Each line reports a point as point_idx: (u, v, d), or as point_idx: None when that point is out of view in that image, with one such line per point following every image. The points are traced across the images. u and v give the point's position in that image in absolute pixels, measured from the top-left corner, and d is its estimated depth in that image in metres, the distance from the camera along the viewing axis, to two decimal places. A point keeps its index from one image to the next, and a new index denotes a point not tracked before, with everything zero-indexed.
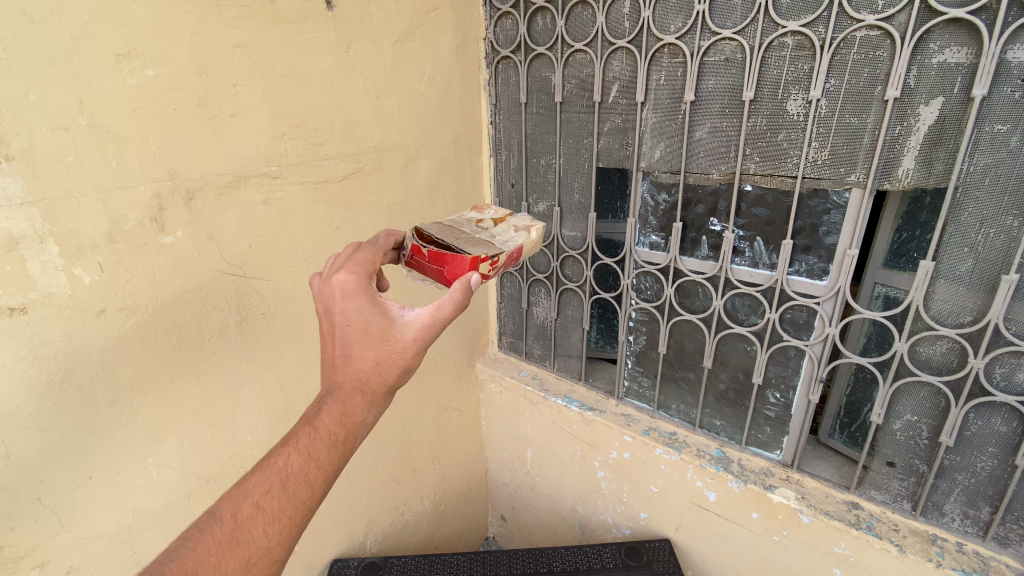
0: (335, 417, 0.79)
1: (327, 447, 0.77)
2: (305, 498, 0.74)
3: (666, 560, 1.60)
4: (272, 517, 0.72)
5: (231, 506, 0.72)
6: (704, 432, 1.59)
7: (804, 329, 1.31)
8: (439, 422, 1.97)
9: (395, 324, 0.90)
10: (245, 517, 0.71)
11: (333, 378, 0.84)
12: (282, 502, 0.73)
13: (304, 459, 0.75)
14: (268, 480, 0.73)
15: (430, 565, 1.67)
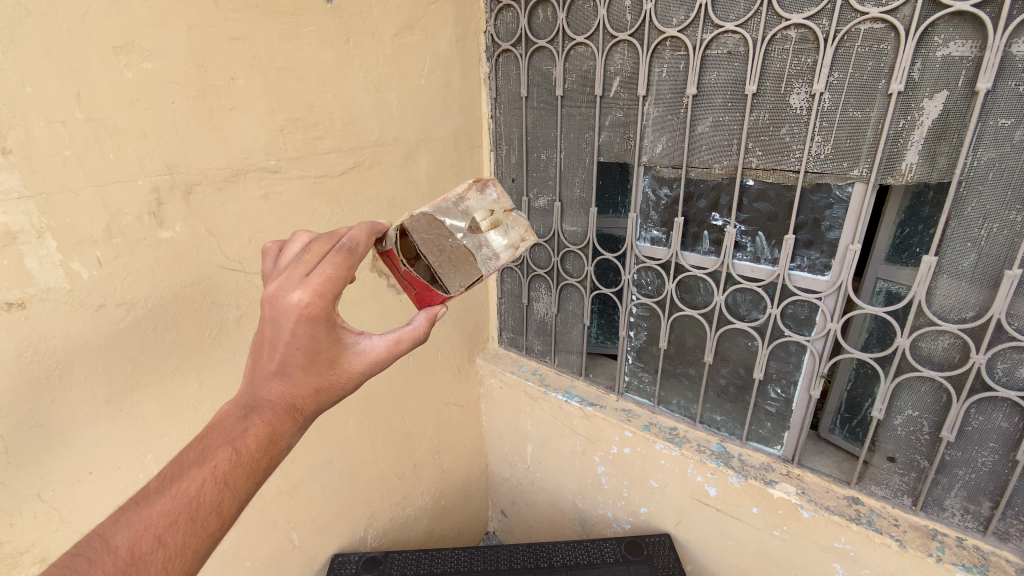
0: (260, 439, 0.77)
1: (245, 475, 0.74)
2: (212, 531, 0.71)
3: (666, 554, 1.60)
4: (175, 552, 0.67)
5: (130, 540, 0.65)
6: (704, 428, 1.59)
7: (806, 325, 1.30)
8: (440, 417, 1.97)
9: (347, 350, 0.89)
10: (143, 551, 0.65)
11: (262, 393, 0.81)
12: (188, 535, 0.68)
13: (220, 488, 0.72)
14: (176, 509, 0.68)
15: (430, 562, 1.63)
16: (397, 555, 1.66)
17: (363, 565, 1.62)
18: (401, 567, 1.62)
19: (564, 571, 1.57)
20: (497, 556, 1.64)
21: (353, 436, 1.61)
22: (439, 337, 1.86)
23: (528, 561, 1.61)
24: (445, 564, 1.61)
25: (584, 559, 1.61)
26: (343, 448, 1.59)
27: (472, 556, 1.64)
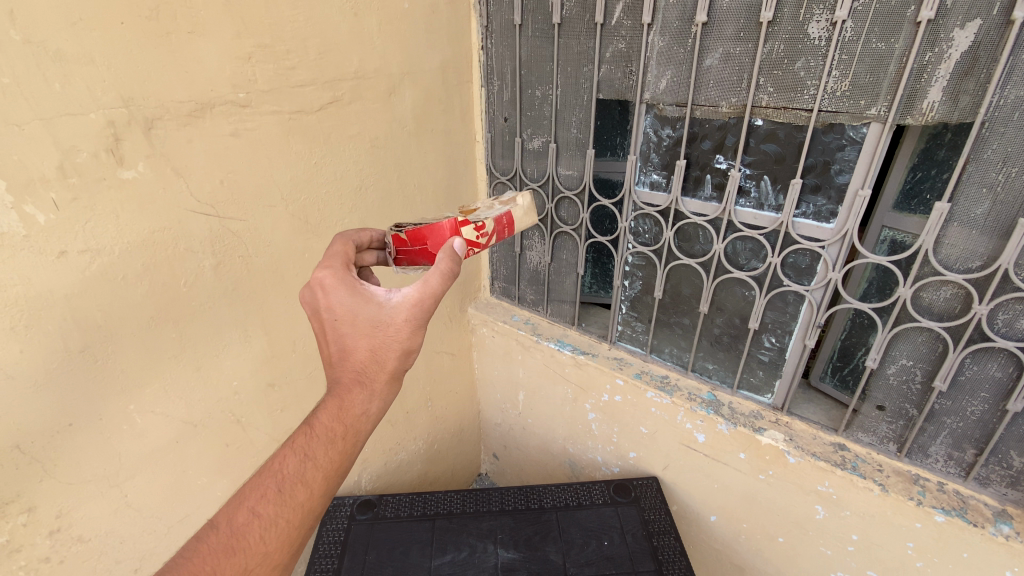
0: (333, 412, 0.83)
1: (326, 447, 0.81)
2: (301, 499, 0.78)
3: (654, 498, 1.63)
4: (269, 521, 0.76)
5: (228, 515, 0.75)
6: (695, 376, 1.58)
7: (806, 274, 1.27)
8: (432, 366, 1.95)
9: (383, 308, 0.92)
10: (240, 523, 0.75)
11: (334, 373, 0.89)
12: (279, 505, 0.77)
13: (301, 460, 0.79)
14: (263, 485, 0.77)
15: (424, 504, 1.63)
16: (391, 497, 1.65)
17: (358, 508, 1.61)
18: (394, 509, 1.62)
19: (554, 513, 1.59)
20: (490, 498, 1.65)
21: None
22: None
23: (521, 502, 1.64)
24: (441, 506, 1.63)
25: (575, 501, 1.63)
26: None
27: (466, 500, 1.64)
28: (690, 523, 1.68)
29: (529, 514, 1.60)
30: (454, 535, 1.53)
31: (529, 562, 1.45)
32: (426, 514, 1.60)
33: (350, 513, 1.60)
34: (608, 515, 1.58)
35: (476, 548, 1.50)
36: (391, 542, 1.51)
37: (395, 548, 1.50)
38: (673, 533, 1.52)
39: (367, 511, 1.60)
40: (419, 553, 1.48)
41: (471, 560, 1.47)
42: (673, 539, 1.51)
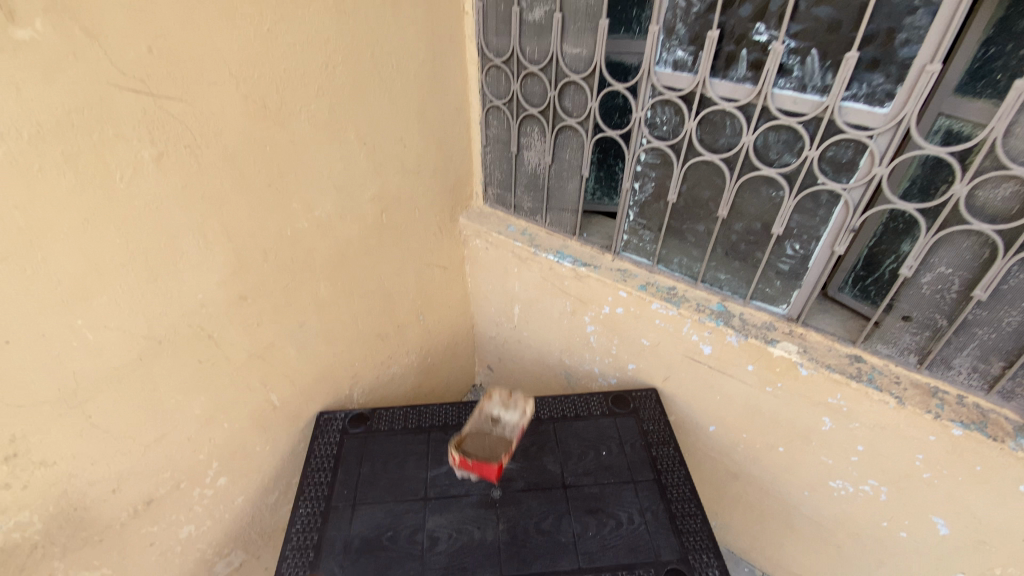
0: None
1: None
2: None
3: (652, 410, 1.58)
4: None
5: None
6: (705, 287, 1.46)
7: (845, 170, 1.11)
8: (422, 278, 1.82)
9: None
10: None
11: None
12: None
13: None
14: None
15: (419, 418, 1.55)
16: (385, 410, 1.57)
17: (350, 422, 1.53)
18: (387, 422, 1.54)
19: (551, 425, 1.55)
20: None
21: (327, 298, 1.48)
22: (417, 190, 1.61)
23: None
24: (436, 419, 1.55)
25: (572, 413, 1.59)
26: (317, 309, 1.47)
27: (462, 412, 1.57)
28: (693, 433, 1.65)
29: (526, 426, 1.55)
30: (451, 448, 1.48)
31: (526, 472, 1.42)
32: (421, 427, 1.53)
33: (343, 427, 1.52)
34: (606, 426, 1.54)
35: None
36: (385, 454, 1.44)
37: (390, 460, 1.43)
38: (671, 444, 1.49)
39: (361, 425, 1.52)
40: (414, 466, 1.42)
41: None
42: (672, 449, 1.48)
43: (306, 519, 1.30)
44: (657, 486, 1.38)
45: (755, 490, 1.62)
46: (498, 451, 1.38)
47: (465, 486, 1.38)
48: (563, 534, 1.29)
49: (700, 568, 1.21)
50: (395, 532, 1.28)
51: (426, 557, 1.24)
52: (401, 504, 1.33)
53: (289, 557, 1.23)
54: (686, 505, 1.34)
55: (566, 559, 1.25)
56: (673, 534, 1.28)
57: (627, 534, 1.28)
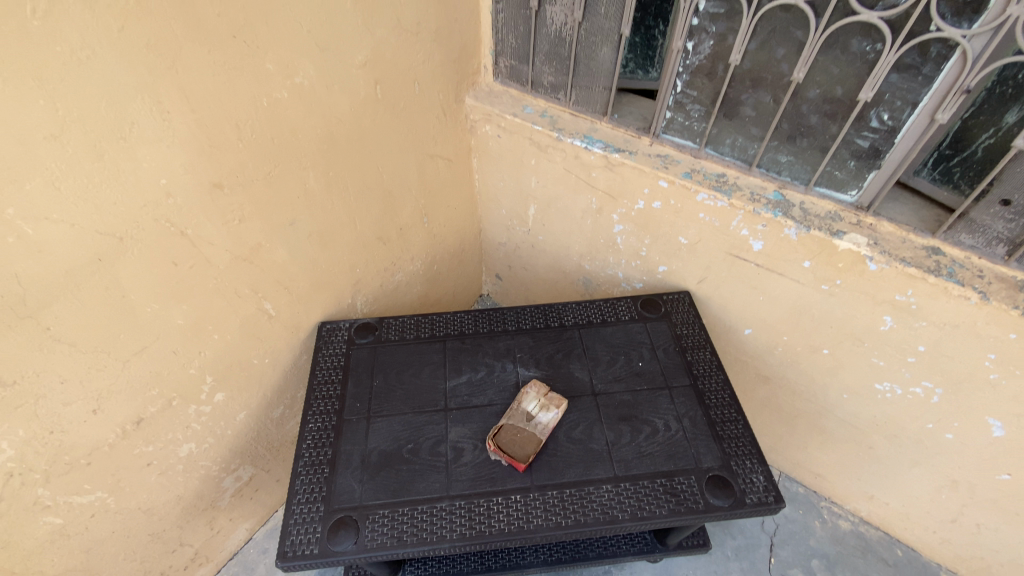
0: None
1: None
2: None
3: (685, 312, 1.42)
4: None
5: None
6: (761, 173, 1.27)
7: (968, 10, 0.88)
8: (426, 173, 1.56)
9: None
10: None
11: None
12: None
13: None
14: None
15: (432, 326, 1.40)
16: (393, 318, 1.42)
17: (354, 331, 1.38)
18: (396, 331, 1.39)
19: (576, 331, 1.39)
20: (504, 316, 1.43)
21: (317, 192, 1.25)
22: (419, 59, 1.33)
23: (538, 318, 1.42)
24: (450, 327, 1.40)
25: (598, 318, 1.42)
26: (307, 204, 1.24)
27: (479, 319, 1.42)
28: (728, 336, 1.52)
29: (549, 333, 1.39)
30: (469, 358, 1.33)
31: (553, 381, 1.28)
32: (435, 335, 1.38)
33: (351, 337, 1.37)
34: (636, 332, 1.38)
35: (494, 368, 1.31)
36: (398, 364, 1.31)
37: (403, 371, 1.30)
38: (709, 348, 1.35)
39: (370, 334, 1.37)
40: (430, 376, 1.29)
41: (494, 380, 1.28)
42: (710, 354, 1.33)
43: (316, 434, 1.18)
44: (694, 392, 1.26)
45: (786, 390, 1.53)
46: (528, 448, 1.14)
47: (488, 395, 1.26)
48: (596, 442, 1.18)
49: (743, 474, 1.13)
50: (416, 444, 1.17)
51: (451, 468, 1.13)
52: (420, 415, 1.21)
53: (302, 473, 1.13)
54: (725, 412, 1.23)
55: (600, 468, 1.14)
56: (713, 441, 1.18)
57: (665, 441, 1.18)
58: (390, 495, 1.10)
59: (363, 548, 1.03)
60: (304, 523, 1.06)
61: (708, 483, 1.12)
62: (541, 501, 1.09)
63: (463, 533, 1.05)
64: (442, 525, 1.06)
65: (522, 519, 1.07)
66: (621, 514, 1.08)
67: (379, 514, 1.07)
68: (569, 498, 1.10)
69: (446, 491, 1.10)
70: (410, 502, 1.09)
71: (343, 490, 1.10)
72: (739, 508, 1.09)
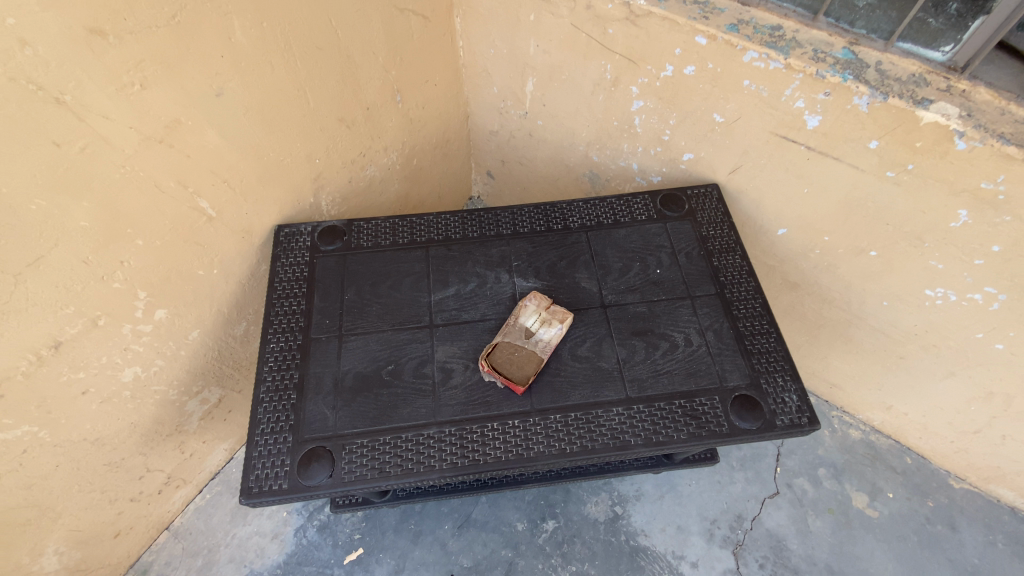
0: None
1: None
2: None
3: (711, 212, 1.18)
4: None
5: None
6: (827, 24, 0.99)
7: None
8: (396, 34, 1.24)
9: None
10: None
11: None
12: None
13: None
14: None
15: (411, 230, 1.17)
16: (364, 222, 1.18)
17: (317, 237, 1.14)
18: (368, 236, 1.15)
19: (582, 234, 1.15)
20: (497, 217, 1.19)
21: (251, 51, 0.95)
22: None
23: (537, 220, 1.18)
24: (433, 231, 1.17)
25: (607, 218, 1.17)
26: (237, 67, 0.95)
27: (466, 222, 1.18)
28: (758, 236, 1.30)
29: (551, 237, 1.16)
30: (455, 268, 1.11)
31: (556, 292, 1.07)
32: (414, 241, 1.15)
33: (315, 243, 1.14)
34: (654, 234, 1.14)
35: (486, 278, 1.10)
36: (372, 274, 1.10)
37: (378, 283, 1.09)
38: (738, 252, 1.13)
39: (338, 239, 1.14)
40: (411, 288, 1.08)
41: (487, 293, 1.08)
42: (740, 259, 1.12)
43: (278, 355, 1.00)
44: (720, 303, 1.06)
45: (815, 298, 1.35)
46: (528, 369, 0.97)
47: (480, 309, 1.06)
48: (605, 361, 0.99)
49: (774, 392, 0.97)
50: (396, 365, 0.99)
51: (438, 392, 0.97)
52: (401, 333, 1.03)
53: (264, 400, 0.96)
54: (756, 323, 1.04)
55: (610, 389, 0.97)
56: (741, 356, 1.00)
57: (685, 358, 1.00)
58: (367, 424, 0.94)
59: (339, 482, 0.89)
60: (269, 455, 0.91)
61: (735, 402, 0.95)
62: (542, 426, 0.94)
63: (453, 462, 0.91)
64: (429, 454, 0.92)
65: (520, 446, 0.92)
66: (634, 439, 0.92)
67: (356, 445, 0.92)
68: (573, 423, 0.94)
69: (432, 418, 0.94)
70: (391, 430, 0.93)
71: (314, 419, 0.94)
72: (769, 431, 0.93)
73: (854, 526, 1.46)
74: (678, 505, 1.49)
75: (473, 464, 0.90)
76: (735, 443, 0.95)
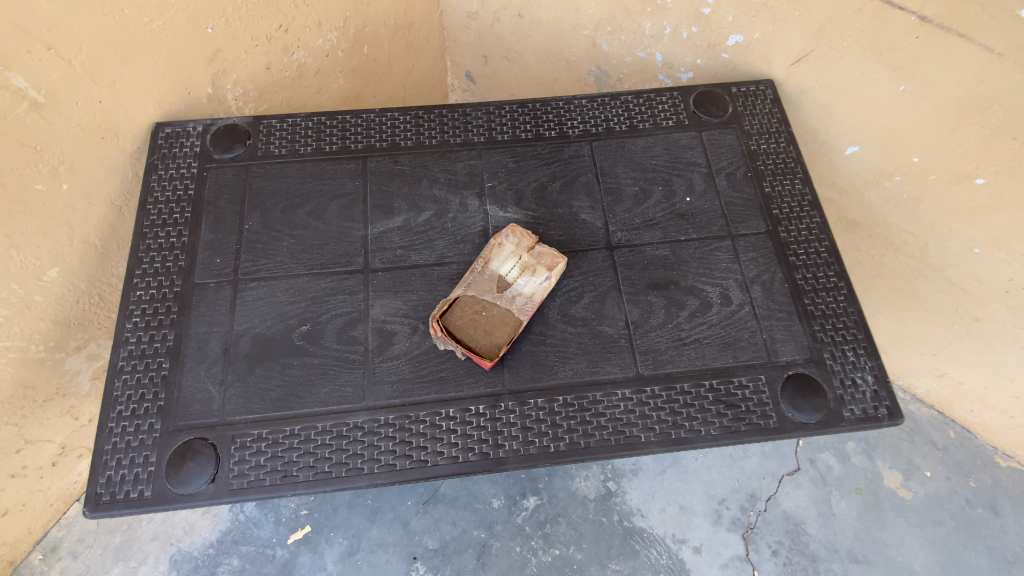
0: None
1: None
2: None
3: (763, 120, 0.85)
4: None
5: None
6: None
7: None
8: None
9: None
10: None
11: None
12: None
13: None
14: None
15: (341, 131, 0.82)
16: (276, 120, 0.83)
17: (210, 142, 0.81)
18: (283, 141, 0.81)
19: (585, 144, 0.82)
20: (466, 116, 0.83)
21: None
22: None
23: (522, 122, 0.83)
24: (373, 135, 0.81)
25: (621, 124, 0.83)
26: None
27: (422, 123, 0.82)
28: (821, 156, 0.98)
29: (540, 147, 0.82)
30: (403, 190, 0.78)
31: (543, 228, 0.76)
32: (345, 150, 0.80)
33: (207, 150, 0.81)
34: (684, 147, 0.82)
35: (447, 206, 0.77)
36: (284, 194, 0.77)
37: (292, 207, 0.77)
38: (799, 176, 0.81)
39: (239, 144, 0.81)
40: (338, 216, 0.76)
41: (448, 227, 0.76)
42: (800, 186, 0.80)
43: (146, 307, 0.71)
44: (771, 246, 0.76)
45: (878, 242, 1.04)
46: (501, 336, 0.69)
47: (437, 249, 0.75)
48: (609, 325, 0.71)
49: (842, 372, 0.69)
50: (313, 326, 0.69)
51: (371, 366, 0.68)
52: (321, 281, 0.72)
53: (124, 371, 0.67)
54: (819, 275, 0.74)
55: (614, 365, 0.69)
56: (798, 321, 0.72)
57: (720, 323, 0.71)
58: (267, 409, 0.66)
59: (224, 490, 0.62)
60: (127, 449, 0.64)
61: (787, 384, 0.68)
62: (516, 416, 0.66)
63: (389, 463, 0.64)
64: (353, 452, 0.64)
65: (484, 442, 0.65)
66: (645, 436, 0.65)
67: (250, 437, 0.65)
68: (560, 411, 0.66)
69: (361, 401, 0.66)
70: (301, 417, 0.65)
71: (193, 398, 0.67)
72: (834, 426, 0.67)
73: (883, 509, 1.26)
74: (682, 482, 1.26)
75: (417, 467, 0.63)
76: (783, 440, 0.68)
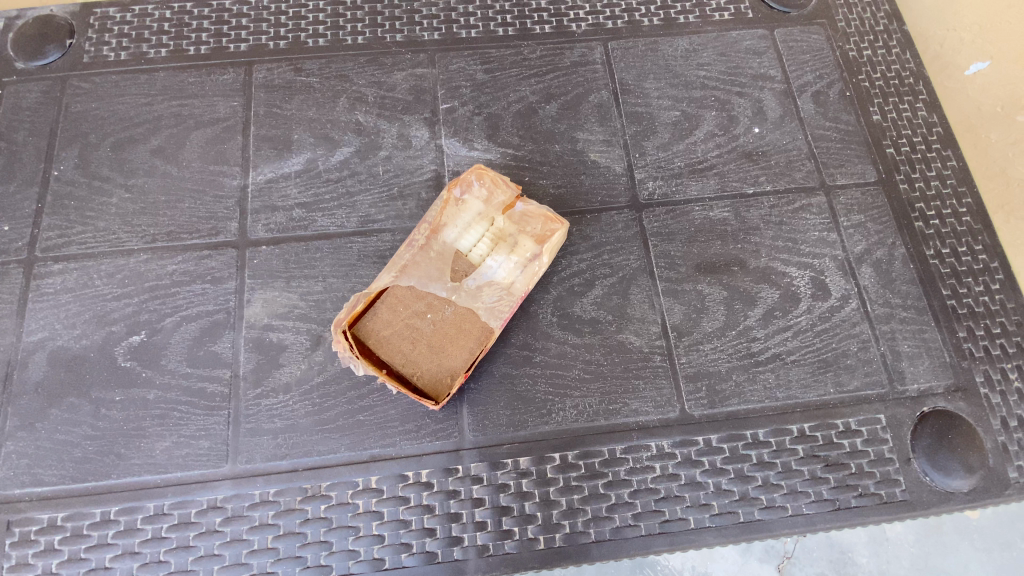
0: None
1: None
2: None
3: (865, 16, 0.73)
4: None
5: None
6: None
7: None
8: None
9: None
10: None
11: None
12: None
13: None
14: None
15: (255, 29, 0.69)
16: (114, 9, 0.70)
17: (11, 44, 0.68)
18: (122, 41, 0.68)
19: (601, 46, 0.70)
20: (414, 2, 0.71)
21: None
22: None
23: (500, 14, 0.71)
24: (266, 32, 0.69)
25: (654, 17, 0.72)
26: None
27: (343, 14, 0.70)
28: (936, 76, 0.71)
29: (533, 46, 0.70)
30: (308, 114, 0.66)
31: (512, 174, 0.65)
32: (221, 53, 0.69)
33: (5, 58, 0.67)
34: (747, 49, 0.71)
35: (380, 139, 0.66)
36: (115, 122, 0.66)
37: (128, 141, 0.65)
38: (922, 99, 0.70)
39: (54, 48, 0.68)
40: (204, 148, 0.65)
41: (379, 174, 0.64)
42: (925, 113, 0.69)
43: None
44: (888, 206, 0.66)
45: (1003, 197, 0.67)
46: (453, 355, 0.57)
47: (360, 205, 0.63)
48: (636, 337, 0.61)
49: (1005, 408, 0.61)
50: (148, 335, 0.59)
51: (242, 404, 0.58)
52: (169, 263, 0.62)
53: None
54: (962, 252, 0.65)
55: (644, 402, 0.59)
56: (935, 326, 0.63)
57: (814, 329, 0.62)
58: (66, 478, 0.56)
59: None
60: None
61: (923, 435, 0.59)
62: (480, 486, 0.57)
63: (267, 571, 0.55)
64: (207, 554, 0.55)
65: (428, 535, 0.56)
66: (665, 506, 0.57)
67: (36, 525, 0.55)
68: (557, 477, 0.57)
69: (222, 465, 0.57)
70: (125, 495, 0.56)
71: None
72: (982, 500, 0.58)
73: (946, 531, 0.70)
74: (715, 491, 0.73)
75: None
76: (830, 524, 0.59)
